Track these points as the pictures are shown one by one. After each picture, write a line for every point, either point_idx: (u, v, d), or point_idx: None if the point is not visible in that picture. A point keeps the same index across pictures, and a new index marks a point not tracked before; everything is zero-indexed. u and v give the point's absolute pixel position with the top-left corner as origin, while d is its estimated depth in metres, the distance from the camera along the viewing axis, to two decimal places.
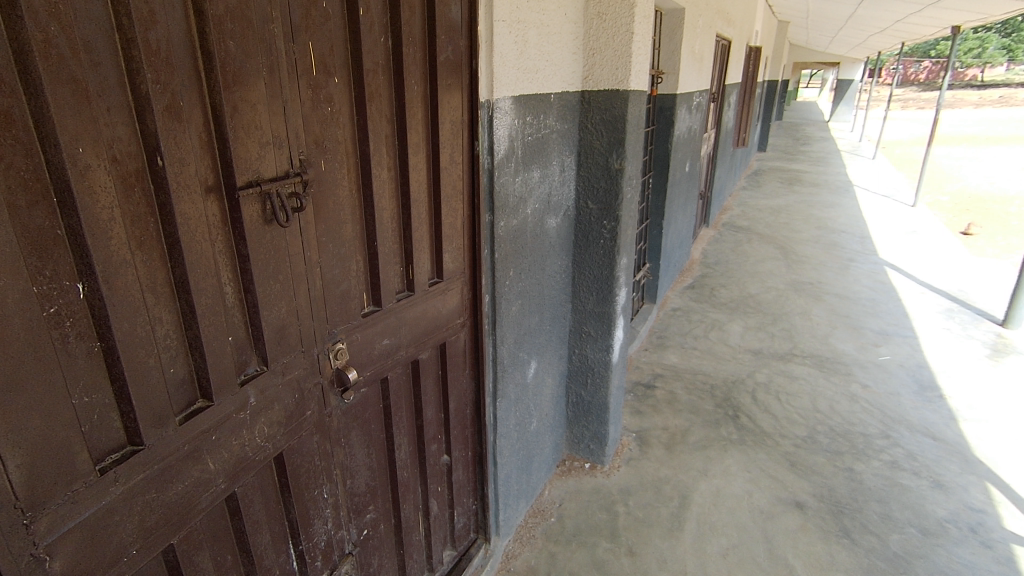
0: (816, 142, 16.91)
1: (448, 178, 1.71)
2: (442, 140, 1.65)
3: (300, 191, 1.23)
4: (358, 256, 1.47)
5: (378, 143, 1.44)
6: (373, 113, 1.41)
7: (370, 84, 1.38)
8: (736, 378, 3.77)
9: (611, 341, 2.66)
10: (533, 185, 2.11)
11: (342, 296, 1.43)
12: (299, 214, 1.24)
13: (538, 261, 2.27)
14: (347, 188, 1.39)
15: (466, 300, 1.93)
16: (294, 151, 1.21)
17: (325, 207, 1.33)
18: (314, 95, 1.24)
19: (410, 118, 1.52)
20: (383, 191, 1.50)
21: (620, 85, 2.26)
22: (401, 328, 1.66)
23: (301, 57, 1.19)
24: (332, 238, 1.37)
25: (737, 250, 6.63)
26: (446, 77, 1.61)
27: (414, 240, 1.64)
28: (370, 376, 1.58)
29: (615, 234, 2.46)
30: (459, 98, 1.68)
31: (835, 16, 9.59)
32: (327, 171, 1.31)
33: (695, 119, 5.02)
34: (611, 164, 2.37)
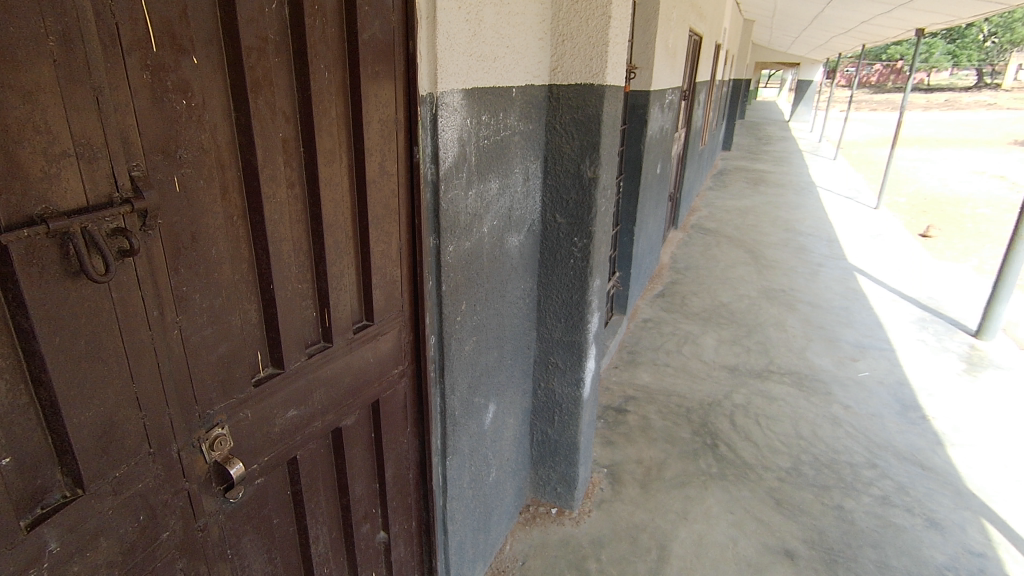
0: (777, 142, 17.08)
1: (378, 196, 1.31)
2: (369, 145, 1.25)
3: (135, 226, 0.82)
4: (241, 307, 1.06)
5: (270, 150, 1.03)
6: (263, 108, 1.00)
7: (256, 67, 0.97)
8: (713, 400, 3.50)
9: (581, 375, 2.32)
10: (491, 199, 1.73)
11: (218, 365, 1.02)
12: (135, 258, 0.83)
13: (497, 288, 1.90)
14: (221, 217, 0.98)
15: (406, 344, 1.54)
16: (121, 165, 0.79)
17: (185, 244, 0.92)
18: (157, 80, 0.82)
19: (322, 117, 1.12)
20: (282, 217, 1.09)
21: (595, 78, 1.90)
22: (314, 395, 1.26)
23: (126, 21, 0.77)
24: (199, 288, 0.96)
25: (706, 254, 6.42)
26: (374, 61, 1.21)
27: (331, 278, 1.24)
28: (268, 462, 1.18)
29: (586, 252, 2.11)
30: (391, 90, 1.28)
31: (800, 15, 9.51)
32: (186, 194, 0.90)
33: (667, 117, 4.73)
34: (582, 171, 2.02)
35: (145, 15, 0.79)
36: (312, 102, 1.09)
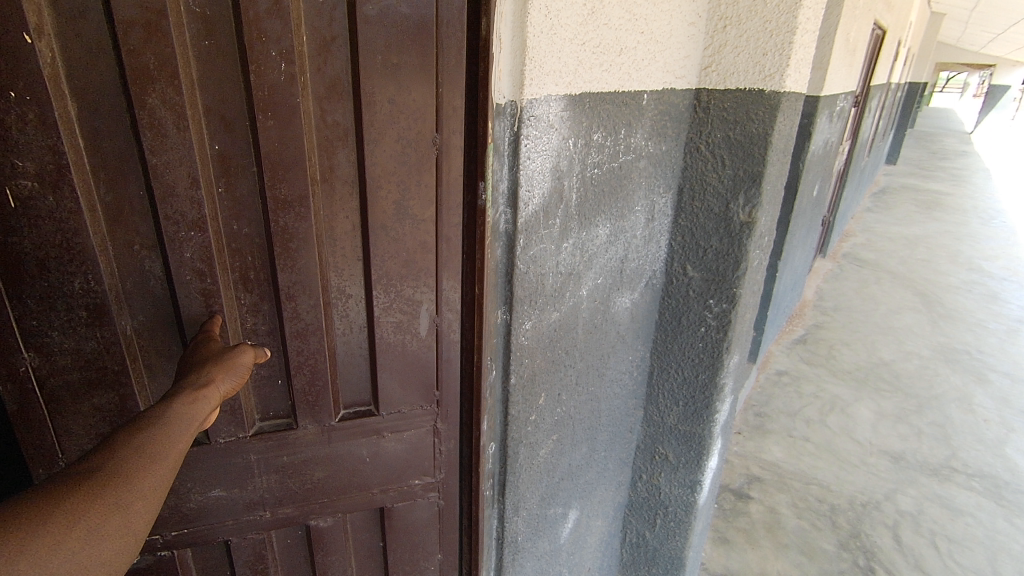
0: (956, 158, 14.57)
1: (393, 247, 0.95)
2: (371, 174, 0.90)
3: None
4: (135, 355, 0.89)
5: (177, 165, 0.79)
6: (164, 105, 0.76)
7: (146, 51, 0.72)
8: (868, 500, 2.71)
9: (699, 476, 1.74)
10: (596, 250, 1.22)
11: (92, 413, 0.89)
12: None
13: (594, 366, 1.38)
14: (102, 247, 0.80)
15: (445, 448, 1.14)
16: None
17: (31, 276, 0.78)
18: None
19: (281, 127, 0.82)
20: (204, 254, 0.86)
21: (768, 80, 1.31)
22: (257, 477, 1.03)
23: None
24: (55, 327, 0.82)
25: (862, 293, 5.36)
26: (385, 52, 0.83)
27: (298, 342, 0.96)
28: (179, 534, 1.01)
29: (725, 322, 1.53)
30: (420, 95, 0.88)
31: (1013, 9, 7.77)
32: (31, 216, 0.75)
33: (835, 128, 3.85)
34: (732, 213, 1.43)
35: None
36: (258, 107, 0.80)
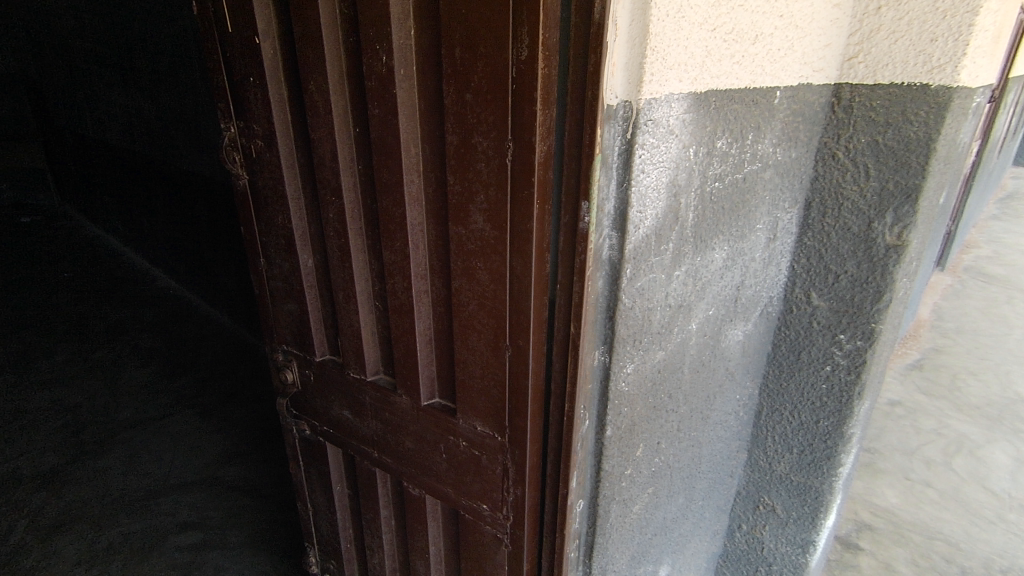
0: None
1: (469, 250, 0.90)
2: (451, 172, 0.87)
3: (252, 162, 1.25)
4: (311, 281, 1.29)
5: (322, 133, 1.08)
6: (317, 91, 1.05)
7: (311, 59, 1.03)
8: (1008, 565, 2.31)
9: (812, 536, 1.49)
10: (711, 277, 1.02)
11: (289, 308, 1.36)
12: (254, 181, 1.27)
13: (699, 407, 1.19)
14: (290, 194, 1.21)
15: (513, 492, 1.00)
16: (248, 122, 1.21)
17: (263, 206, 1.28)
18: (242, 70, 1.16)
19: (385, 118, 0.93)
20: (341, 213, 1.12)
21: (936, 74, 1.06)
22: (370, 419, 1.28)
23: (225, 33, 1.15)
24: (274, 243, 1.30)
25: (991, 315, 4.70)
26: (469, 42, 0.77)
27: (398, 316, 1.09)
28: (329, 425, 1.42)
29: (857, 362, 1.28)
30: (494, 87, 0.77)
31: None
32: (261, 167, 1.24)
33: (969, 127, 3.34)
34: (875, 233, 1.19)
35: (233, 22, 1.12)
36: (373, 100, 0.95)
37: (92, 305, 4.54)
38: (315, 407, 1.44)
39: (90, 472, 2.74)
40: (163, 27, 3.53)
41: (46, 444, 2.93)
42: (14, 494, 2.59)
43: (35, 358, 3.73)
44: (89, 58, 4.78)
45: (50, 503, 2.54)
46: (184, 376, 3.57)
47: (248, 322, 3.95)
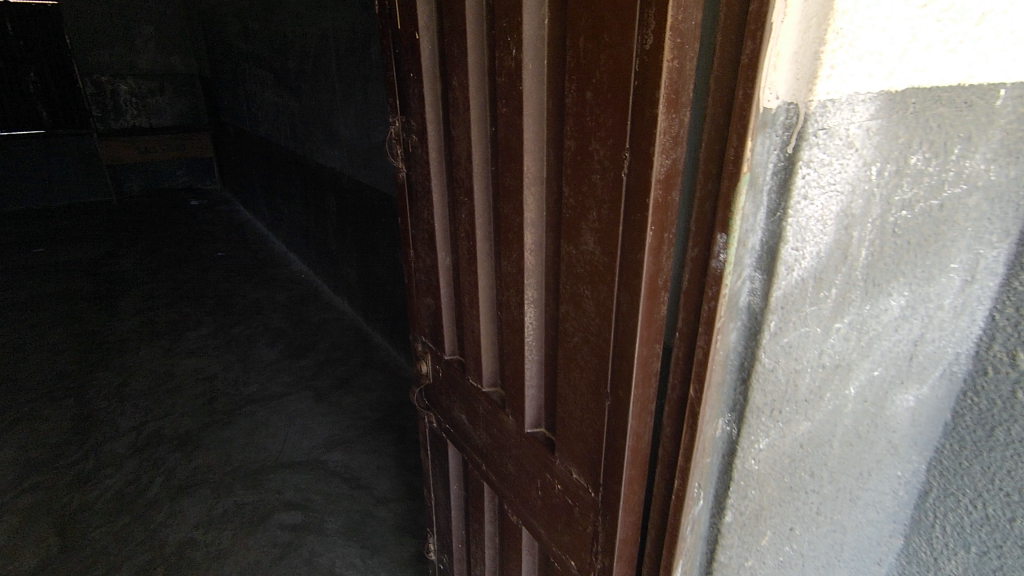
0: None
1: (579, 274, 0.75)
2: (566, 181, 0.73)
3: (408, 156, 1.20)
4: (446, 284, 1.22)
5: (461, 126, 0.99)
6: (459, 83, 0.96)
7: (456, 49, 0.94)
8: None
9: None
10: (884, 329, 0.79)
11: (426, 307, 1.31)
12: (409, 174, 1.23)
13: (850, 488, 0.95)
14: (435, 189, 1.14)
15: (601, 561, 0.85)
16: (407, 115, 1.16)
17: (414, 198, 1.23)
18: (404, 56, 1.12)
19: (510, 114, 0.83)
20: (470, 216, 1.02)
21: None
22: (480, 431, 1.19)
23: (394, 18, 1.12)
24: (421, 237, 1.25)
25: None
26: (595, 26, 0.64)
27: (511, 333, 0.98)
28: (449, 427, 1.35)
29: None
30: (617, 82, 0.62)
31: None
32: (415, 157, 1.19)
33: None
34: None
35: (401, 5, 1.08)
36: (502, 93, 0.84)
37: (238, 282, 5.02)
38: (439, 407, 1.38)
39: (218, 440, 2.99)
40: (310, 29, 3.74)
41: (186, 408, 3.25)
42: (156, 451, 2.89)
43: (186, 327, 4.18)
44: (248, 59, 5.25)
45: (182, 465, 2.81)
46: (305, 357, 3.80)
47: (365, 310, 4.11)
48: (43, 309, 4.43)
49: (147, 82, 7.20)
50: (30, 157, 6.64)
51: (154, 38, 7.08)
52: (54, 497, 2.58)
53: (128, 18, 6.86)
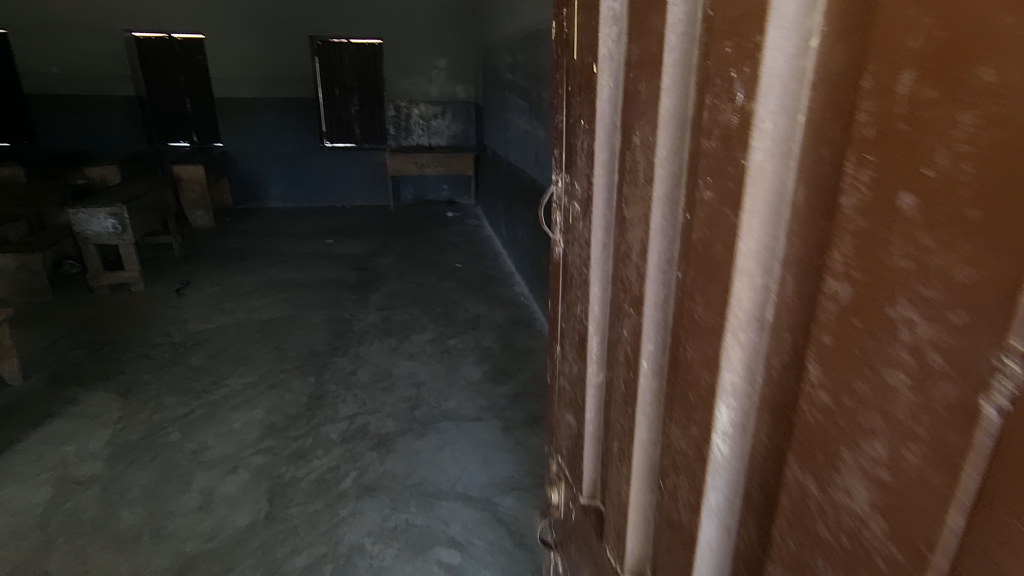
0: None
1: (822, 542, 0.53)
2: (818, 357, 0.51)
3: (567, 220, 1.02)
4: (599, 385, 1.00)
5: (634, 208, 0.77)
6: (640, 143, 0.74)
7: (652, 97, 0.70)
8: None
9: None
10: None
11: (571, 396, 1.13)
12: (567, 240, 1.05)
13: None
14: (592, 286, 0.94)
15: None
16: (570, 174, 0.98)
17: (568, 283, 1.06)
18: (575, 100, 0.94)
19: (718, 208, 0.60)
20: (637, 327, 0.80)
21: None
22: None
23: (573, 73, 0.95)
24: (569, 328, 1.08)
25: None
26: (951, 93, 0.37)
27: (675, 503, 0.76)
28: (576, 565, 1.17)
29: None
30: (967, 228, 0.37)
31: None
32: (573, 240, 1.00)
33: None
34: None
35: (581, 61, 0.90)
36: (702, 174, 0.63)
37: (465, 293, 5.35)
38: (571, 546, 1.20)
39: (409, 450, 3.11)
40: None
41: (391, 409, 3.48)
42: (358, 445, 3.12)
43: (414, 330, 4.56)
44: (513, 87, 5.51)
45: (375, 464, 2.99)
46: (505, 384, 3.79)
47: None
48: (318, 291, 5.31)
49: (434, 107, 8.15)
50: (342, 164, 8.21)
51: (446, 70, 8.02)
52: (277, 464, 2.97)
53: (429, 53, 7.92)
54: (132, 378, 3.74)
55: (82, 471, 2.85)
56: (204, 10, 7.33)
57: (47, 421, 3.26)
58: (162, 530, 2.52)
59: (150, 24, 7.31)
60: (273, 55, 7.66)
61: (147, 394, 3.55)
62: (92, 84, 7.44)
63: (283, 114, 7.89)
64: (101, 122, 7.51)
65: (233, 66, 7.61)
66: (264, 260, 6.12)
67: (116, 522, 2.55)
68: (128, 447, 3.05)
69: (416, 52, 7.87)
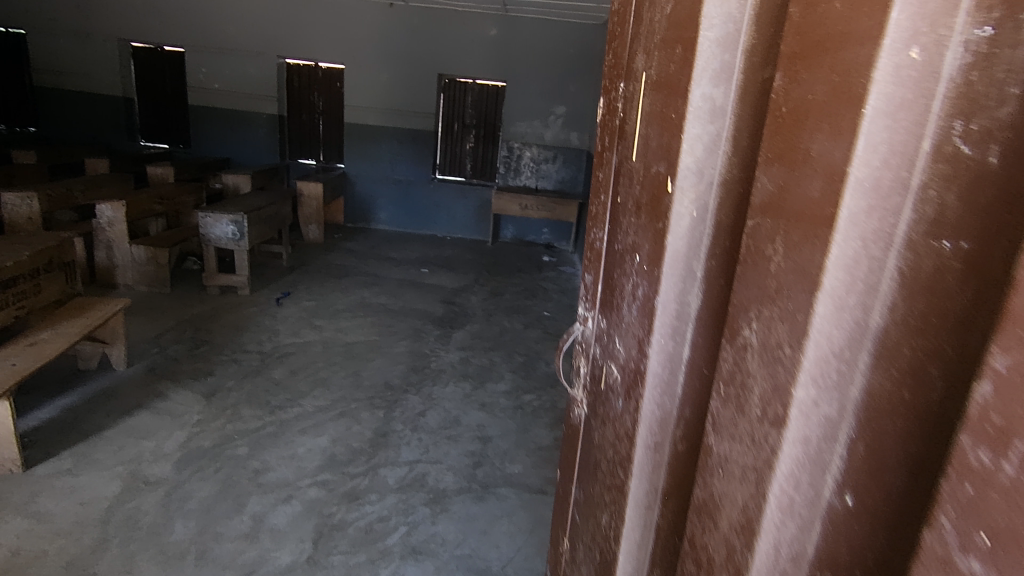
0: None
1: None
2: None
3: (604, 371, 0.81)
4: None
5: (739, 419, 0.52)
6: (757, 329, 0.50)
7: (796, 283, 0.45)
8: None
9: None
10: None
11: None
12: (599, 392, 0.83)
13: None
14: (633, 480, 0.70)
15: None
16: (612, 316, 0.78)
17: (588, 450, 0.88)
18: (624, 223, 0.75)
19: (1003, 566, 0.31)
20: None
21: None
22: None
23: (631, 182, 0.73)
24: (588, 525, 0.87)
25: None
26: None
27: None
28: None
29: None
30: None
31: None
32: (600, 405, 0.82)
33: None
34: None
35: (648, 168, 0.67)
36: (960, 518, 0.34)
37: (549, 345, 5.14)
38: None
39: (463, 513, 2.90)
40: None
41: (452, 462, 3.29)
42: (413, 498, 2.96)
43: (490, 377, 4.40)
44: None
45: (426, 523, 2.80)
46: None
47: None
48: (404, 321, 5.32)
49: (546, 151, 8.16)
50: (449, 197, 8.40)
51: (564, 116, 8.03)
52: (330, 501, 2.87)
53: (549, 99, 7.98)
54: (217, 382, 3.86)
55: (152, 471, 2.92)
56: (347, 43, 7.90)
57: (136, 412, 3.41)
58: (208, 551, 2.48)
59: (300, 52, 7.98)
60: (402, 88, 8.06)
61: (227, 401, 3.63)
62: (242, 100, 8.12)
63: (402, 143, 8.24)
64: (246, 135, 8.23)
65: (366, 95, 8.09)
66: (359, 281, 6.30)
67: (169, 533, 2.55)
68: (197, 454, 3.09)
69: (536, 96, 7.96)
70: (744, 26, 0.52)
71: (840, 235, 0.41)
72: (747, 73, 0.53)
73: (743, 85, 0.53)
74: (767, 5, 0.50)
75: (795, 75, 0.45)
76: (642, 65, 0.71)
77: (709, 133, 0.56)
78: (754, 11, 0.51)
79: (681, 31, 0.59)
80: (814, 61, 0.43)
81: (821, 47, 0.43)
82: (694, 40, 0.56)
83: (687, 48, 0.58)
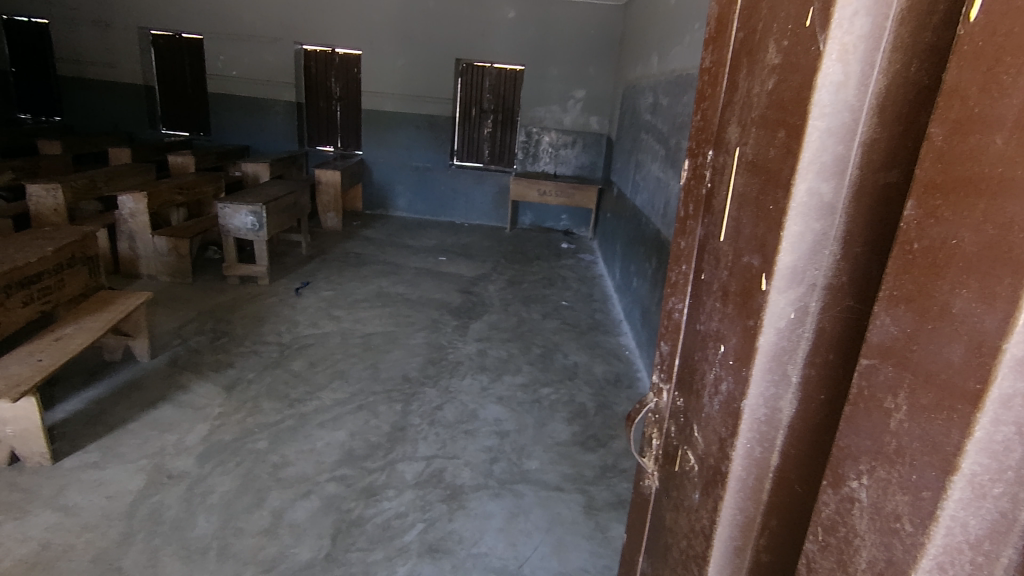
0: None
1: None
2: None
3: (675, 466, 0.74)
4: None
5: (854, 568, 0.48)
6: (866, 484, 0.46)
7: (920, 437, 0.42)
8: None
9: None
10: None
11: None
12: (665, 482, 0.77)
13: None
14: None
15: None
16: (688, 409, 0.71)
17: (657, 531, 0.78)
18: (704, 312, 0.68)
19: None
20: None
21: None
22: None
23: (716, 264, 0.65)
24: None
25: None
26: None
27: None
28: None
29: None
30: None
31: None
32: (673, 489, 0.74)
33: None
34: None
35: (737, 256, 0.61)
36: None
37: (568, 337, 5.08)
38: None
39: (481, 510, 2.90)
40: None
41: (470, 458, 3.29)
42: (430, 494, 2.97)
43: (508, 370, 4.37)
44: (651, 128, 5.19)
45: (443, 520, 2.81)
46: (595, 452, 3.46)
47: None
48: (422, 311, 5.32)
49: (565, 136, 8.02)
50: (466, 183, 8.33)
51: (584, 101, 7.87)
52: (350, 497, 2.89)
53: (568, 83, 7.81)
54: (238, 374, 3.91)
55: (175, 465, 2.97)
56: (364, 28, 7.82)
57: (159, 405, 3.47)
58: (229, 546, 2.52)
59: (317, 38, 7.92)
60: (419, 73, 7.97)
61: (247, 394, 3.67)
62: (262, 89, 8.16)
63: (419, 130, 8.18)
64: (265, 122, 8.24)
65: (385, 81, 8.02)
66: (378, 270, 6.30)
67: (191, 528, 2.59)
68: (219, 448, 3.14)
69: (555, 81, 7.81)
70: (863, 117, 0.49)
71: (988, 417, 0.39)
72: (864, 170, 0.50)
73: (855, 191, 0.51)
74: (892, 123, 0.48)
75: (933, 211, 0.41)
76: (736, 138, 0.62)
77: (814, 232, 0.52)
78: (873, 102, 0.48)
79: (785, 112, 0.52)
80: (957, 202, 0.40)
81: (967, 188, 0.39)
82: (801, 127, 0.50)
83: (793, 135, 0.51)
